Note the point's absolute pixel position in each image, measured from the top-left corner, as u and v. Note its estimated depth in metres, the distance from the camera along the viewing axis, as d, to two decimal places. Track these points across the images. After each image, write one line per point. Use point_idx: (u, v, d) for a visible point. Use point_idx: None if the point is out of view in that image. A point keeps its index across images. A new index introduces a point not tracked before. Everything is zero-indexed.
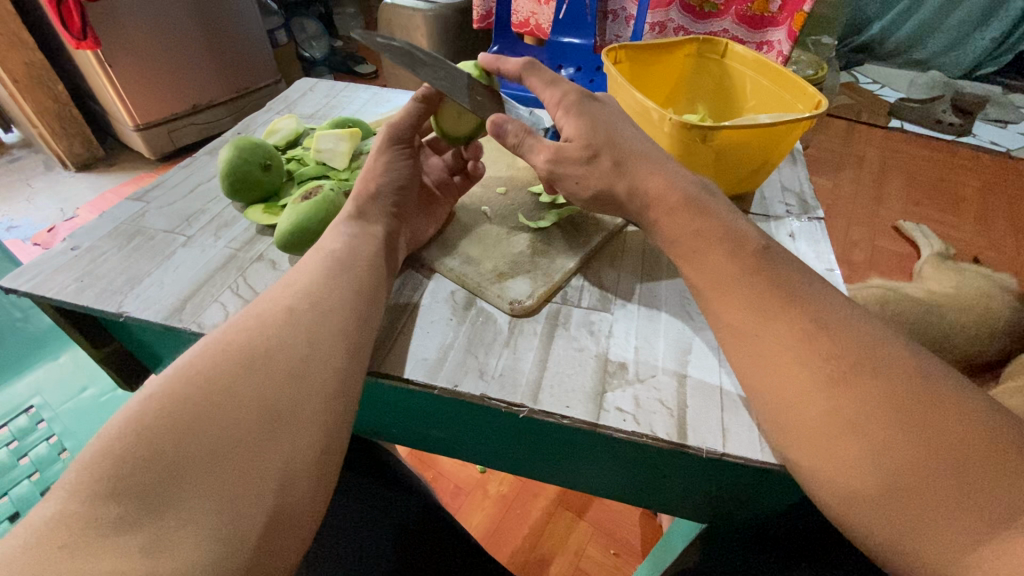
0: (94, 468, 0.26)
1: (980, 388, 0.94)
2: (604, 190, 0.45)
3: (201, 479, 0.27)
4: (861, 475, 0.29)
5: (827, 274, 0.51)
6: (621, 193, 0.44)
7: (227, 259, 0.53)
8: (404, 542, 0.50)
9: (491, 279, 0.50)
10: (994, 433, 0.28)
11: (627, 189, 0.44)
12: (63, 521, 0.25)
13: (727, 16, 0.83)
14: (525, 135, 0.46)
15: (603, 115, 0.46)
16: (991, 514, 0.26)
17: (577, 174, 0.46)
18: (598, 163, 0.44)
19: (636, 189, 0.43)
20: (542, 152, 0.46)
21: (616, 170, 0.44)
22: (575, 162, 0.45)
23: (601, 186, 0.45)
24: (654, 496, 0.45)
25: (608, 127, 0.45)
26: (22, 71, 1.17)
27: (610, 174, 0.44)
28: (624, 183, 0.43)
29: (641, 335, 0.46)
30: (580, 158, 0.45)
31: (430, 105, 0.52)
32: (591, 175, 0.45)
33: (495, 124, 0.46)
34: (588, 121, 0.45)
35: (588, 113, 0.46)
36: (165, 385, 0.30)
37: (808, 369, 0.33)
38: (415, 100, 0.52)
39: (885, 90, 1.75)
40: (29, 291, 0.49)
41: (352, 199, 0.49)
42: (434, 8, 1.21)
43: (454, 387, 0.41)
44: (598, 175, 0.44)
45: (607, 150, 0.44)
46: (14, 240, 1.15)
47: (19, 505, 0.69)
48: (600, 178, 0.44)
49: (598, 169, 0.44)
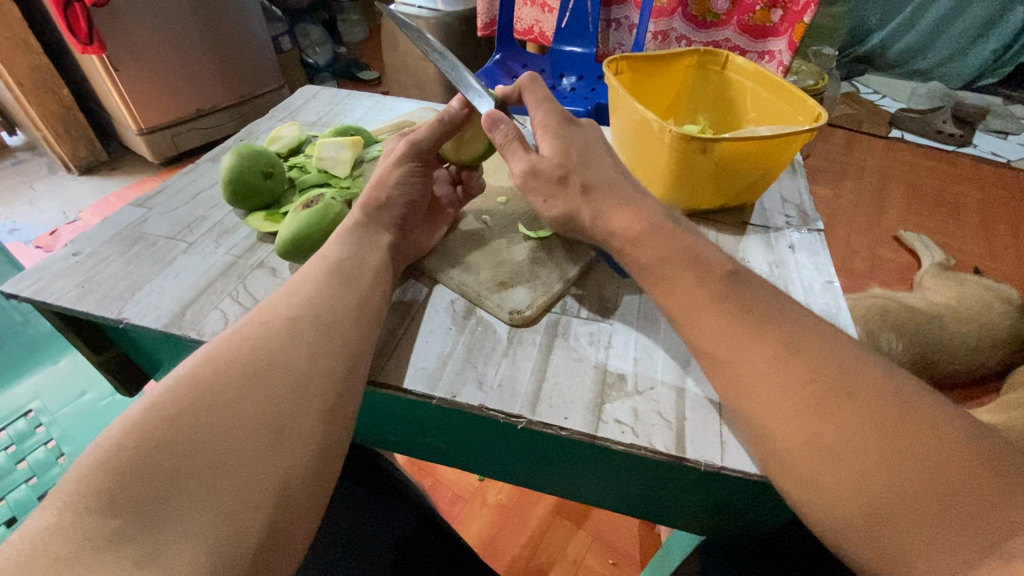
0: (94, 480, 0.26)
1: (966, 407, 0.92)
2: (568, 214, 0.46)
3: (202, 490, 0.27)
4: (859, 491, 0.29)
5: (826, 286, 0.51)
6: (585, 222, 0.45)
7: (228, 266, 0.53)
8: (402, 553, 0.49)
9: (491, 288, 0.50)
10: (994, 449, 0.28)
11: (591, 217, 0.45)
12: (59, 532, 0.25)
13: (729, 26, 0.84)
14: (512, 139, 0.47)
15: (578, 140, 0.48)
16: (983, 535, 0.26)
17: (543, 194, 0.47)
18: (567, 186, 0.46)
19: (599, 218, 0.45)
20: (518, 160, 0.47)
21: (583, 196, 0.45)
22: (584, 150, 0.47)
23: (566, 209, 0.46)
24: (653, 509, 0.45)
25: (591, 158, 0.47)
26: (26, 74, 1.18)
27: (577, 200, 0.45)
28: (588, 210, 0.45)
29: (640, 345, 0.46)
30: (552, 178, 0.46)
31: (455, 125, 0.52)
32: (557, 197, 0.46)
33: (490, 121, 0.48)
34: (563, 141, 0.47)
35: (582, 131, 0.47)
36: (167, 394, 0.30)
37: (802, 383, 0.33)
38: (440, 116, 0.52)
39: (886, 100, 1.76)
40: (29, 296, 0.50)
41: (358, 208, 0.49)
42: (438, 16, 1.22)
43: (453, 397, 0.41)
44: (565, 200, 0.46)
45: (575, 174, 0.46)
46: (15, 243, 1.15)
47: (16, 509, 0.69)
48: (567, 203, 0.46)
49: (568, 191, 0.46)
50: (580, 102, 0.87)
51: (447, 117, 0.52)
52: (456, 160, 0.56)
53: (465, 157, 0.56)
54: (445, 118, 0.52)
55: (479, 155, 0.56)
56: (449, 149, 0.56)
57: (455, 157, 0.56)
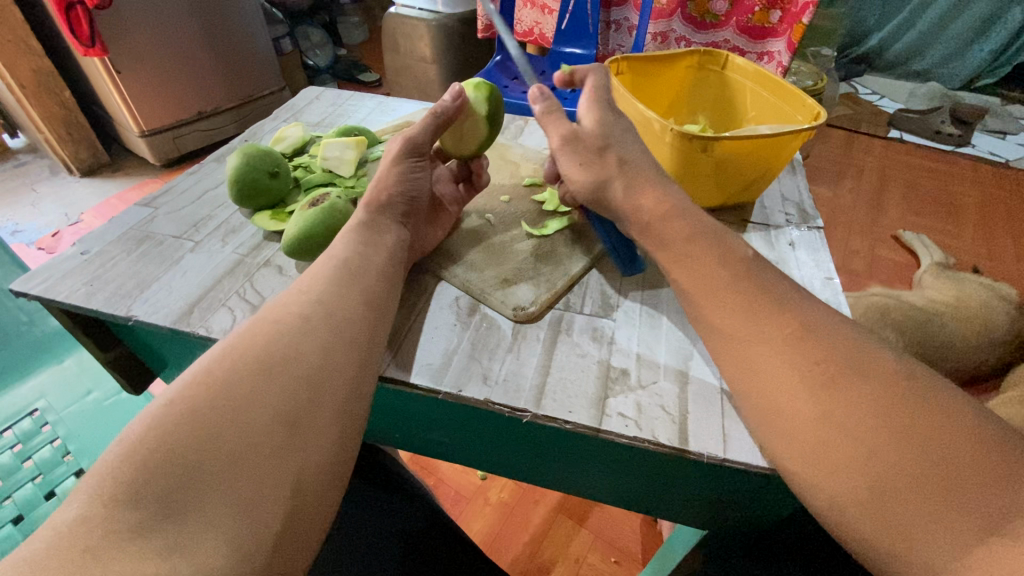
0: (115, 472, 0.27)
1: (979, 397, 0.95)
2: (599, 184, 0.47)
3: (219, 481, 0.28)
4: (863, 481, 0.30)
5: (826, 283, 0.52)
6: (615, 193, 0.46)
7: (235, 265, 0.53)
8: (409, 549, 0.50)
9: (494, 285, 0.50)
10: (993, 439, 0.29)
11: (621, 190, 0.46)
12: (82, 522, 0.25)
13: (728, 27, 0.84)
14: None
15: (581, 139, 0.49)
16: (986, 522, 0.27)
17: (579, 158, 0.48)
18: (604, 158, 0.47)
19: (630, 192, 0.46)
20: (561, 128, 0.49)
21: (619, 167, 0.47)
22: (588, 149, 0.48)
23: (599, 177, 0.47)
24: (657, 503, 0.46)
25: (602, 151, 0.48)
26: (29, 76, 1.19)
27: (613, 170, 0.47)
28: (621, 182, 0.46)
29: (642, 341, 0.46)
30: (591, 147, 0.48)
31: (447, 117, 0.53)
32: (593, 165, 0.47)
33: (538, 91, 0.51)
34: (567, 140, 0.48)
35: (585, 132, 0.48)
36: (183, 388, 0.31)
37: (804, 377, 0.33)
38: (432, 111, 0.52)
39: (885, 100, 1.77)
40: (39, 294, 0.50)
41: (363, 206, 0.49)
42: (438, 18, 1.23)
43: (459, 392, 0.42)
44: (600, 169, 0.47)
45: (614, 148, 0.48)
46: (19, 245, 1.15)
47: (22, 508, 0.69)
48: (600, 171, 0.47)
49: (604, 162, 0.47)
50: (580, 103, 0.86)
51: (440, 112, 0.53)
52: (457, 150, 0.57)
53: (466, 148, 0.57)
54: (436, 113, 0.52)
55: (479, 144, 0.57)
56: (450, 141, 0.57)
57: (456, 148, 0.57)
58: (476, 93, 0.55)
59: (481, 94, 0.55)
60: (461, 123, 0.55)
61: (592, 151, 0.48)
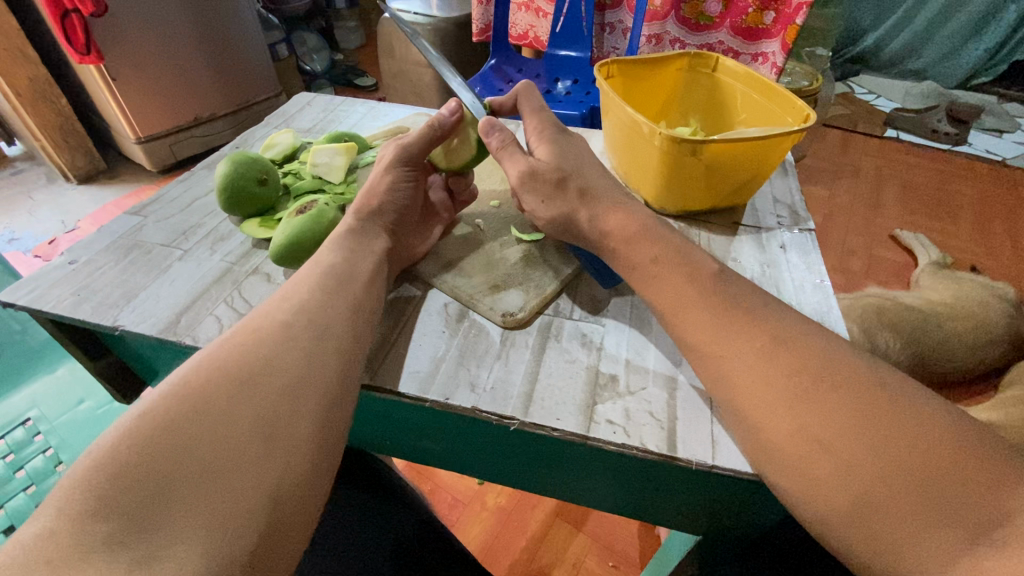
0: (91, 484, 0.27)
1: (966, 406, 0.92)
2: (565, 216, 0.47)
3: (197, 493, 0.28)
4: (850, 487, 0.29)
5: (818, 286, 0.52)
6: (582, 223, 0.47)
7: (223, 273, 0.53)
8: (401, 556, 0.50)
9: (484, 291, 0.50)
10: (980, 444, 0.28)
11: (588, 220, 0.46)
12: (51, 536, 0.25)
13: (722, 29, 0.84)
14: (509, 146, 0.50)
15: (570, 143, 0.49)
16: (975, 527, 0.26)
17: (542, 195, 0.48)
18: (565, 190, 0.48)
19: (596, 220, 0.46)
20: (518, 164, 0.50)
21: (581, 198, 0.47)
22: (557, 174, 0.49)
23: (562, 212, 0.47)
24: (649, 510, 0.45)
25: (558, 186, 0.48)
26: (24, 84, 1.19)
27: (574, 202, 0.47)
28: (586, 212, 0.46)
29: (631, 346, 0.46)
30: (550, 181, 0.48)
31: (444, 131, 0.53)
32: (555, 199, 0.48)
33: (489, 124, 0.51)
34: None
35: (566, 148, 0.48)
36: (164, 398, 0.31)
37: (792, 382, 0.33)
38: (432, 123, 0.53)
39: (881, 100, 1.77)
40: (26, 305, 0.50)
41: (350, 214, 0.49)
42: (432, 22, 1.23)
43: (446, 399, 0.41)
44: (563, 203, 0.47)
45: (574, 179, 0.48)
46: (14, 253, 1.15)
47: (14, 518, 0.69)
48: (563, 204, 0.47)
49: (565, 195, 0.48)
50: (573, 106, 0.88)
51: (437, 124, 0.53)
52: (447, 166, 0.57)
53: (454, 164, 0.56)
54: (435, 124, 0.53)
55: (467, 162, 0.56)
56: (440, 155, 0.57)
57: (445, 163, 0.57)
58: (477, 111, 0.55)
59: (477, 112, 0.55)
60: (453, 137, 0.55)
61: (559, 177, 0.48)
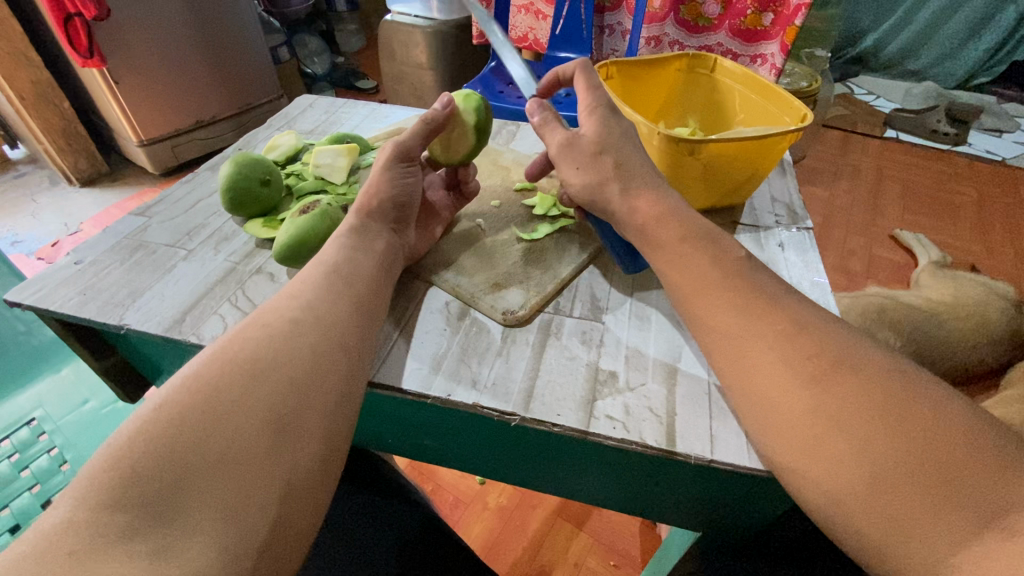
0: (105, 476, 0.27)
1: (977, 397, 0.95)
2: (597, 186, 0.47)
3: (208, 486, 0.28)
4: (848, 478, 0.30)
5: (813, 283, 0.52)
6: (614, 195, 0.46)
7: (227, 272, 0.54)
8: (404, 553, 0.50)
9: (485, 289, 0.51)
10: (978, 436, 0.29)
11: (620, 192, 0.46)
12: (67, 527, 0.25)
13: (721, 30, 0.85)
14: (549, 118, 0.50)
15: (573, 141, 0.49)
16: (973, 517, 0.27)
17: (578, 163, 0.48)
18: (602, 160, 0.47)
19: (629, 194, 0.45)
20: (557, 135, 0.49)
21: (616, 170, 0.46)
22: (585, 152, 0.48)
23: (595, 179, 0.47)
24: (649, 505, 0.46)
25: (595, 156, 0.47)
26: (28, 88, 1.20)
27: (608, 174, 0.46)
28: (619, 184, 0.46)
29: (631, 343, 0.47)
30: (587, 152, 0.47)
31: (438, 125, 0.54)
32: (589, 168, 0.47)
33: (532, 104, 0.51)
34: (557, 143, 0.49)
35: (569, 145, 0.48)
36: (173, 393, 0.31)
37: (792, 376, 0.33)
38: (424, 118, 0.53)
39: (880, 100, 1.78)
40: (32, 304, 0.51)
41: (352, 213, 0.49)
42: (433, 25, 1.24)
43: (448, 396, 0.42)
44: (597, 171, 0.47)
45: (612, 151, 0.47)
46: (18, 255, 1.16)
47: (19, 517, 0.69)
48: (597, 173, 0.47)
49: (601, 165, 0.47)
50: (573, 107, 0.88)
51: (432, 118, 0.53)
52: (446, 159, 0.58)
53: (454, 156, 0.57)
54: (428, 119, 0.53)
55: (467, 153, 0.58)
56: (438, 149, 0.57)
57: (445, 156, 0.58)
58: (466, 103, 0.57)
59: (470, 105, 0.57)
60: (450, 131, 0.56)
61: (585, 158, 0.47)
